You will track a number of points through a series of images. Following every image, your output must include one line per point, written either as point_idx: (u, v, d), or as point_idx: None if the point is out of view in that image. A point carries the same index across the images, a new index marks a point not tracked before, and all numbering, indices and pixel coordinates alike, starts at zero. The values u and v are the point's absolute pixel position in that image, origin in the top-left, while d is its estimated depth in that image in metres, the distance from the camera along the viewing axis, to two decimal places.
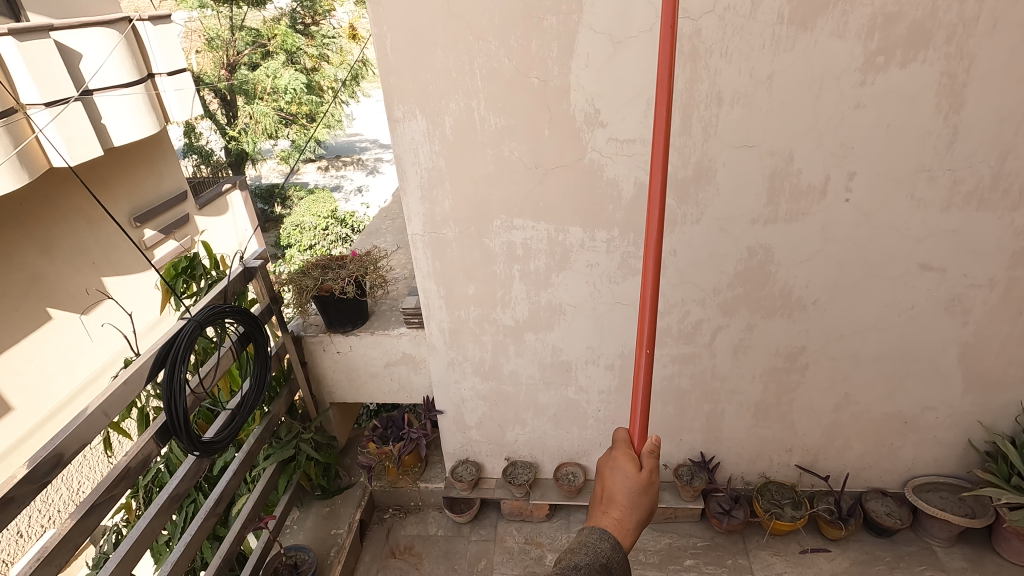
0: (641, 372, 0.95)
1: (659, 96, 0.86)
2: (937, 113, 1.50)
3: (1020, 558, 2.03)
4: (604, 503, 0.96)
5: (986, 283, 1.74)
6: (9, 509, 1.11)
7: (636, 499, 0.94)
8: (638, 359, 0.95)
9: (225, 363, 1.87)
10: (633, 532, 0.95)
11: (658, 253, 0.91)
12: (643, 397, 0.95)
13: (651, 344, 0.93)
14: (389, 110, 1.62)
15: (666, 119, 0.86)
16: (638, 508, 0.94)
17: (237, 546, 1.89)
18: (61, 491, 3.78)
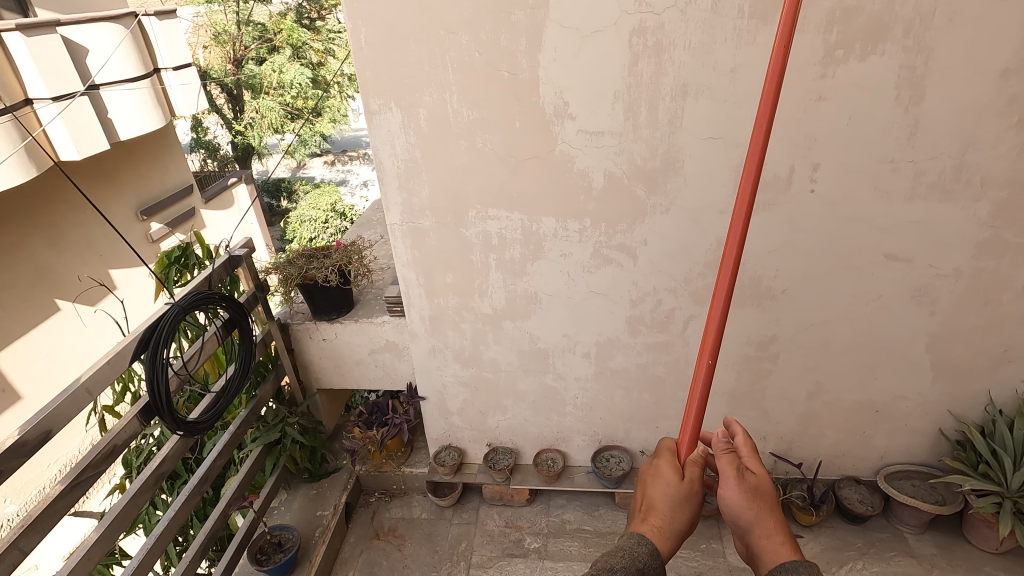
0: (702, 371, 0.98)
1: (760, 119, 0.93)
2: (898, 105, 1.52)
3: (989, 545, 2.07)
4: (646, 510, 0.96)
5: (951, 274, 1.77)
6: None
7: (678, 508, 0.94)
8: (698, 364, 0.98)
9: (210, 347, 1.94)
10: (672, 543, 0.93)
11: (734, 272, 0.95)
12: (700, 388, 0.97)
13: (713, 354, 0.97)
14: (366, 102, 1.67)
15: (765, 138, 0.92)
16: (681, 517, 0.94)
17: (222, 524, 1.99)
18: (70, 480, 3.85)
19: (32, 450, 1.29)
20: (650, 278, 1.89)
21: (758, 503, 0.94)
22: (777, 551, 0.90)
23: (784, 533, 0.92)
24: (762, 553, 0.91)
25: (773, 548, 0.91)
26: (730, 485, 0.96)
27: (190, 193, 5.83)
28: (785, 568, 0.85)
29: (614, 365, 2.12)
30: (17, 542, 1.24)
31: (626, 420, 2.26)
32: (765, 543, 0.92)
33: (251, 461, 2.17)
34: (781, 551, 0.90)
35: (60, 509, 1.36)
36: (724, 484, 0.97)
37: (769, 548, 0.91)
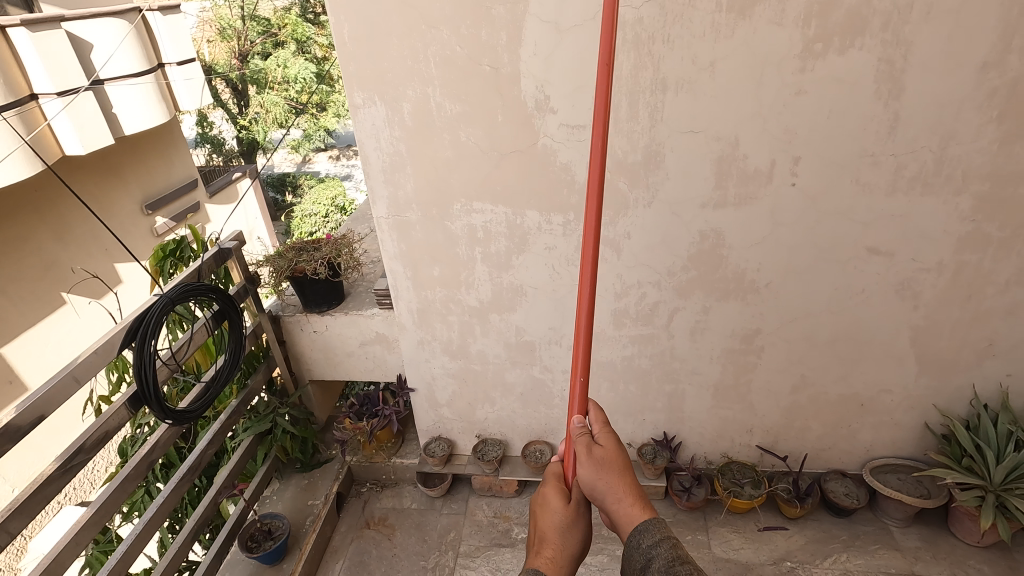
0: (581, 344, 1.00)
1: (595, 124, 0.97)
2: (877, 99, 1.51)
3: (973, 538, 2.08)
4: (537, 545, 0.95)
5: (934, 268, 1.77)
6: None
7: (566, 535, 0.96)
8: (576, 351, 1.00)
9: (199, 338, 1.97)
10: (566, 570, 0.94)
11: (592, 295, 1.00)
12: (582, 365, 0.99)
13: (585, 370, 0.99)
14: (351, 97, 1.69)
15: (602, 138, 0.97)
16: (569, 543, 0.96)
17: (211, 511, 2.06)
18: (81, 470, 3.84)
19: (21, 435, 1.33)
20: (634, 271, 1.91)
21: (607, 473, 0.96)
22: (629, 512, 0.94)
23: (636, 491, 0.95)
24: (619, 517, 0.95)
25: (627, 509, 0.94)
26: (584, 462, 0.97)
27: (195, 187, 5.87)
28: (638, 531, 0.90)
29: (601, 358, 2.14)
30: (6, 524, 1.29)
31: (613, 412, 2.29)
32: (619, 506, 0.94)
33: (241, 450, 2.23)
34: (634, 512, 0.93)
35: (50, 493, 1.40)
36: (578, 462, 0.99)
37: (624, 511, 0.94)
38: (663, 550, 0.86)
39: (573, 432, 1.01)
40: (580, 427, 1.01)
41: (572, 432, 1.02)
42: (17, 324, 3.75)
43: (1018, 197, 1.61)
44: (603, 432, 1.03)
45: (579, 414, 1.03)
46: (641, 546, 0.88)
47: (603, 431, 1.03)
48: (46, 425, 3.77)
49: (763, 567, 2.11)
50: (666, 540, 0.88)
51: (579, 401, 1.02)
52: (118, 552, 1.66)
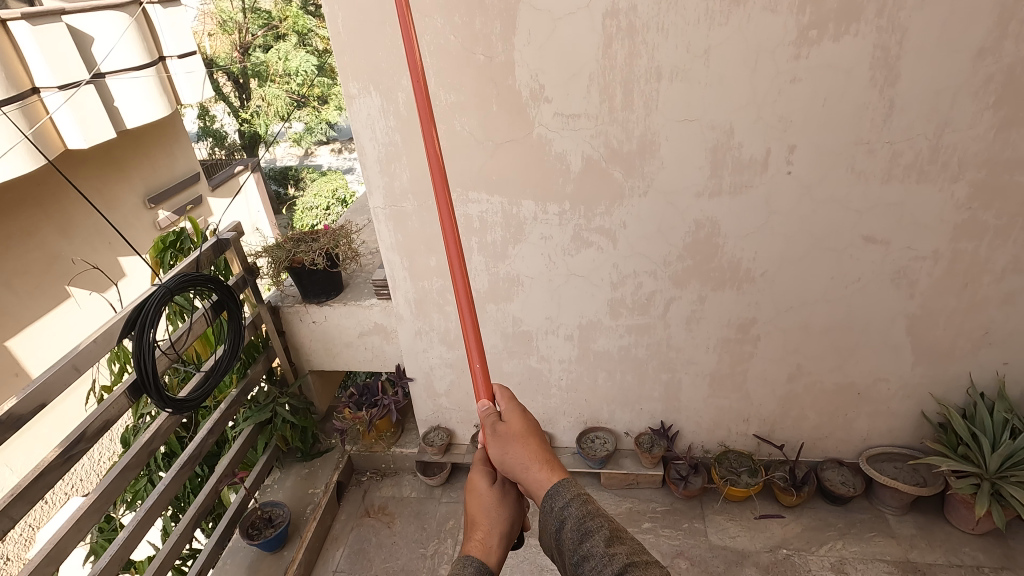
0: (469, 325, 1.12)
1: (422, 111, 1.14)
2: (872, 86, 1.51)
3: (969, 526, 2.09)
4: (469, 529, 0.99)
5: (930, 256, 1.77)
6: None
7: (493, 514, 1.01)
8: (468, 340, 1.11)
9: (197, 328, 2.00)
10: (499, 549, 0.97)
11: (460, 261, 1.12)
12: (476, 350, 1.09)
13: (479, 350, 1.09)
14: (345, 87, 1.70)
15: (428, 121, 1.13)
16: (497, 523, 0.99)
17: (212, 499, 2.09)
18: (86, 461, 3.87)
19: (21, 423, 1.35)
20: (629, 261, 1.91)
21: (512, 445, 1.00)
22: (539, 479, 0.95)
23: (545, 455, 0.98)
24: (532, 484, 0.96)
25: (537, 473, 0.95)
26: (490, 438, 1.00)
27: (197, 180, 5.89)
28: (551, 494, 0.92)
29: (597, 348, 2.15)
30: (9, 510, 1.31)
31: (610, 401, 2.31)
32: (530, 472, 0.96)
33: (242, 439, 2.26)
34: (544, 475, 0.95)
35: (51, 479, 1.43)
36: (488, 442, 1.03)
37: (534, 476, 0.96)
38: (575, 509, 0.88)
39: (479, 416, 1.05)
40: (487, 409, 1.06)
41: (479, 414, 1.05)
42: (23, 318, 3.78)
43: (1014, 185, 1.61)
44: (509, 406, 1.07)
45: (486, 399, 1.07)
46: (554, 508, 0.89)
47: (510, 406, 1.08)
48: (50, 412, 3.80)
49: (759, 555, 2.12)
50: (578, 497, 0.90)
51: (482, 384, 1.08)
52: (120, 538, 1.69)
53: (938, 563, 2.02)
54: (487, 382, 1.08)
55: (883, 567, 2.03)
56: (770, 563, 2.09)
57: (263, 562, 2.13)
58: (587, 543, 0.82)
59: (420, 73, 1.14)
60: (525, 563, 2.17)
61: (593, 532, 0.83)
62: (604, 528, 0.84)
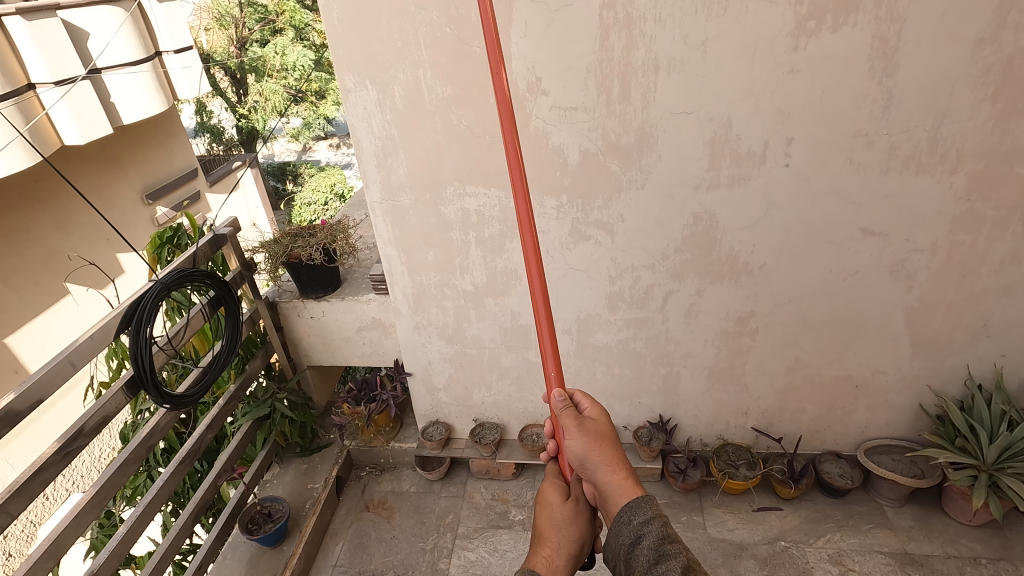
0: (544, 322, 1.13)
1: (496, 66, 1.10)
2: (871, 77, 1.50)
3: (966, 517, 2.10)
4: (537, 543, 1.01)
5: (928, 248, 1.77)
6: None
7: (563, 531, 1.01)
8: (542, 340, 1.13)
9: (195, 324, 1.99)
10: (564, 568, 0.98)
11: (533, 232, 1.12)
12: (548, 335, 1.12)
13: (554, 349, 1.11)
14: (341, 80, 1.69)
15: (502, 78, 1.10)
16: (566, 541, 1.00)
17: (211, 495, 2.10)
18: (84, 458, 3.81)
19: (19, 419, 1.35)
20: (628, 254, 1.91)
21: (597, 443, 1.00)
22: (622, 487, 0.95)
23: (626, 468, 0.98)
24: (611, 493, 0.96)
25: (617, 483, 0.95)
26: (572, 434, 1.01)
27: (195, 176, 5.87)
28: (631, 507, 0.91)
29: (595, 342, 2.15)
30: (7, 506, 1.31)
31: (609, 395, 2.31)
32: (610, 481, 0.97)
33: (241, 435, 2.26)
34: (626, 487, 0.95)
35: (49, 475, 1.43)
36: (567, 434, 1.02)
37: (613, 487, 0.96)
38: (655, 527, 0.88)
39: (556, 408, 1.06)
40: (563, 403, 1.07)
41: (555, 407, 1.07)
42: (21, 315, 3.78)
43: (1013, 176, 1.60)
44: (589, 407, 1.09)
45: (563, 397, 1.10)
46: (632, 523, 0.89)
47: (592, 408, 1.09)
48: (47, 411, 3.80)
49: (757, 547, 2.13)
50: (658, 518, 0.89)
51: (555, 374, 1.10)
52: (119, 533, 1.70)
53: (935, 554, 2.03)
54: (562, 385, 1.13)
55: (880, 559, 2.04)
56: (769, 555, 2.10)
57: (262, 557, 2.14)
58: (664, 564, 0.82)
59: (491, 23, 1.10)
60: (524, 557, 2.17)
61: (671, 557, 0.83)
62: (682, 554, 0.83)
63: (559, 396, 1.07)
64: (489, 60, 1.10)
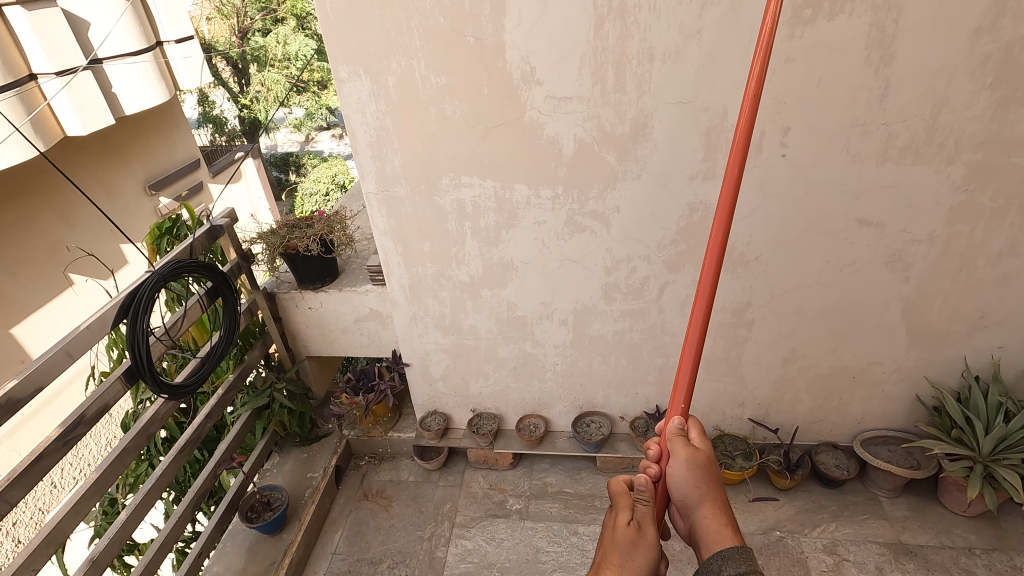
0: (690, 354, 1.14)
1: (744, 102, 1.07)
2: (868, 66, 1.48)
3: (962, 508, 2.10)
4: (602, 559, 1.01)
5: (924, 239, 1.76)
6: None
7: (630, 556, 1.00)
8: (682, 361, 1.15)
9: (192, 314, 2.00)
10: None
11: (721, 255, 1.11)
12: (691, 359, 1.13)
13: (687, 393, 1.13)
14: (335, 70, 1.68)
15: (750, 115, 1.06)
16: (630, 565, 0.99)
17: (211, 483, 2.12)
18: (91, 445, 3.89)
19: (19, 406, 1.37)
20: (623, 245, 1.91)
21: (702, 481, 1.02)
22: (720, 535, 0.96)
23: (728, 517, 0.99)
24: (706, 537, 0.97)
25: (715, 528, 0.97)
26: (677, 462, 1.04)
27: (197, 167, 5.86)
28: (723, 557, 0.90)
29: (592, 332, 2.15)
30: (7, 492, 1.33)
31: (605, 386, 2.32)
32: (708, 525, 0.98)
33: (240, 425, 2.28)
34: (724, 536, 0.96)
35: (49, 463, 1.45)
36: (672, 458, 1.06)
37: (714, 529, 0.97)
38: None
39: (672, 431, 1.11)
40: (679, 429, 1.11)
41: (670, 431, 1.12)
42: (25, 306, 3.80)
43: (1011, 166, 1.59)
44: (698, 438, 1.11)
45: (680, 418, 1.13)
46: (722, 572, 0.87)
47: (701, 440, 1.10)
48: (53, 403, 3.82)
49: (752, 536, 2.14)
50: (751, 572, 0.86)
51: (683, 403, 1.12)
52: (118, 521, 1.72)
53: (930, 544, 2.04)
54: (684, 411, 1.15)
55: (875, 549, 2.04)
56: (763, 545, 2.11)
57: (262, 544, 2.18)
58: None
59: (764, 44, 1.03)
60: (521, 545, 2.19)
61: None
62: None
63: (678, 423, 1.12)
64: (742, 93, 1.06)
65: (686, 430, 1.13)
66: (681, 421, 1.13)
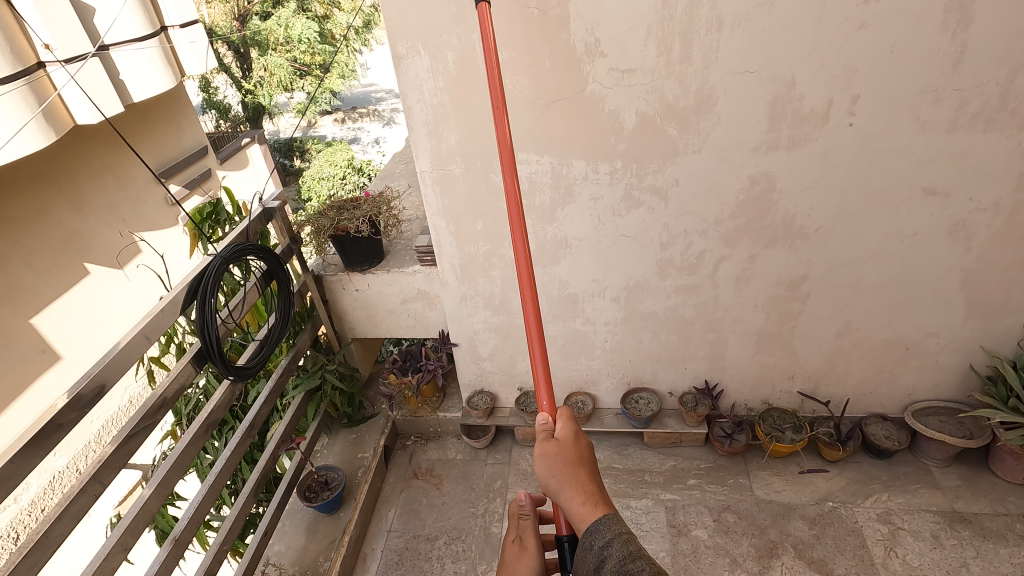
0: (537, 352, 1.22)
1: (495, 93, 1.24)
2: (944, 30, 1.44)
3: (1016, 476, 2.11)
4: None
5: (990, 208, 1.74)
6: (55, 430, 1.28)
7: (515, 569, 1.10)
8: (534, 359, 1.22)
9: (250, 298, 2.04)
10: None
11: (523, 235, 1.24)
12: (536, 336, 1.22)
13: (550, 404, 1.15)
14: (393, 47, 1.65)
15: (498, 85, 1.23)
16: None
17: (273, 464, 2.15)
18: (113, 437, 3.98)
19: (99, 393, 1.39)
20: (681, 220, 1.89)
21: (559, 468, 1.01)
22: (583, 511, 0.95)
23: (590, 490, 0.97)
24: (574, 519, 0.96)
25: (578, 508, 0.96)
26: (536, 458, 1.05)
27: (207, 153, 5.80)
28: (590, 533, 0.91)
29: (643, 309, 2.15)
30: (98, 476, 1.37)
31: (654, 362, 2.33)
32: (573, 505, 0.97)
33: (294, 408, 2.29)
34: (586, 510, 0.95)
35: (130, 448, 1.48)
36: (535, 456, 1.06)
37: (575, 509, 0.96)
38: (615, 549, 0.85)
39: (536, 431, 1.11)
40: (544, 424, 1.11)
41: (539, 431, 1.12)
42: (45, 296, 3.83)
43: None
44: (564, 427, 1.10)
45: (546, 414, 1.13)
46: (592, 547, 0.88)
47: (564, 428, 1.09)
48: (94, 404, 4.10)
49: (805, 507, 2.16)
50: (619, 536, 0.87)
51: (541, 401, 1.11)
52: (192, 506, 1.75)
53: (984, 512, 2.05)
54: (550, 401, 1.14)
55: (929, 517, 2.06)
56: (817, 515, 2.13)
57: (321, 523, 2.23)
58: None
59: (492, 49, 1.22)
60: None
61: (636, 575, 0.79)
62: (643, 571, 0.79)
63: (541, 420, 1.12)
64: (491, 102, 1.24)
65: (552, 425, 1.12)
66: (546, 417, 1.12)
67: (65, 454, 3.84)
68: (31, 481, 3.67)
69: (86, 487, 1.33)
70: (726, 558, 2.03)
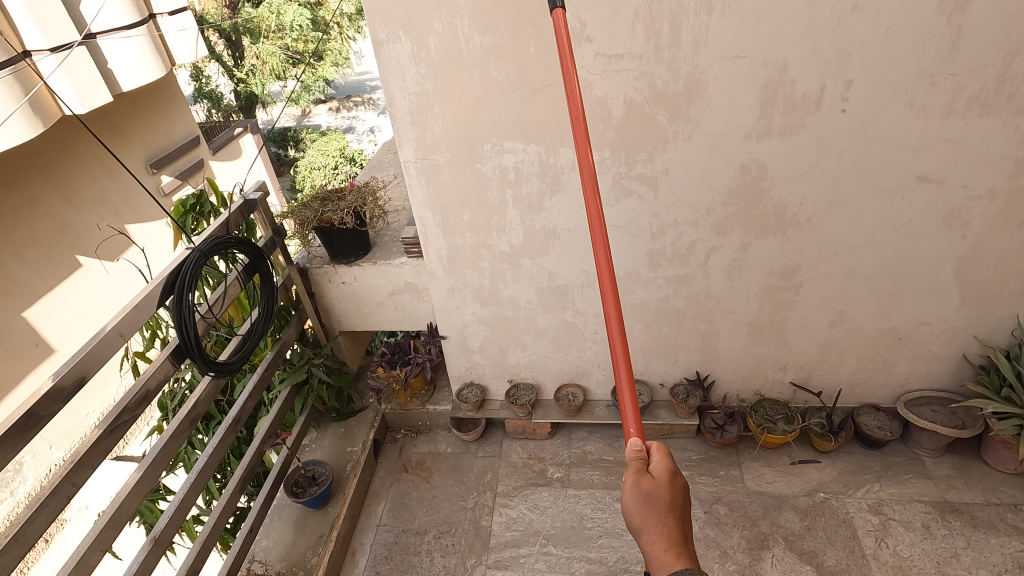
0: (623, 367, 1.14)
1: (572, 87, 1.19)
2: (940, 12, 1.40)
3: (1007, 466, 2.11)
4: None
5: (985, 195, 1.70)
6: (26, 430, 1.25)
7: None
8: (621, 381, 1.13)
9: (232, 291, 2.00)
10: None
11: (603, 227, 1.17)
12: (616, 323, 1.15)
13: (639, 432, 1.08)
14: (374, 32, 1.60)
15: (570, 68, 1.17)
16: None
17: (258, 459, 2.13)
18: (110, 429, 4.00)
19: (73, 392, 1.35)
20: (671, 210, 1.86)
21: (649, 507, 1.01)
22: (663, 561, 0.97)
23: (677, 543, 0.99)
24: (652, 563, 0.99)
25: (659, 556, 0.98)
26: (627, 488, 1.03)
27: (197, 144, 5.72)
28: None
29: (634, 300, 2.12)
30: (70, 476, 1.33)
31: (645, 353, 2.30)
32: (653, 550, 0.99)
33: (281, 402, 2.26)
34: (667, 560, 0.97)
35: (106, 446, 1.44)
36: (625, 483, 1.05)
37: (657, 555, 0.98)
38: None
39: (628, 455, 1.08)
40: (637, 450, 1.08)
41: (628, 454, 1.09)
42: (38, 288, 3.80)
43: None
44: (660, 462, 1.07)
45: (638, 439, 1.09)
46: None
47: (661, 464, 1.06)
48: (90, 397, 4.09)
49: (797, 499, 2.15)
50: None
51: (635, 429, 1.07)
52: (173, 503, 1.73)
53: (975, 502, 2.04)
54: (639, 422, 1.09)
55: (919, 508, 2.06)
56: (808, 506, 2.12)
57: (309, 518, 2.22)
58: None
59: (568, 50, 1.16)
60: (565, 513, 2.20)
61: None
62: None
63: (635, 445, 1.08)
64: (570, 115, 1.20)
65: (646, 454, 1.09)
66: (639, 444, 1.08)
67: (60, 448, 3.85)
68: (27, 473, 3.70)
69: (58, 489, 1.30)
70: (717, 549, 2.02)
